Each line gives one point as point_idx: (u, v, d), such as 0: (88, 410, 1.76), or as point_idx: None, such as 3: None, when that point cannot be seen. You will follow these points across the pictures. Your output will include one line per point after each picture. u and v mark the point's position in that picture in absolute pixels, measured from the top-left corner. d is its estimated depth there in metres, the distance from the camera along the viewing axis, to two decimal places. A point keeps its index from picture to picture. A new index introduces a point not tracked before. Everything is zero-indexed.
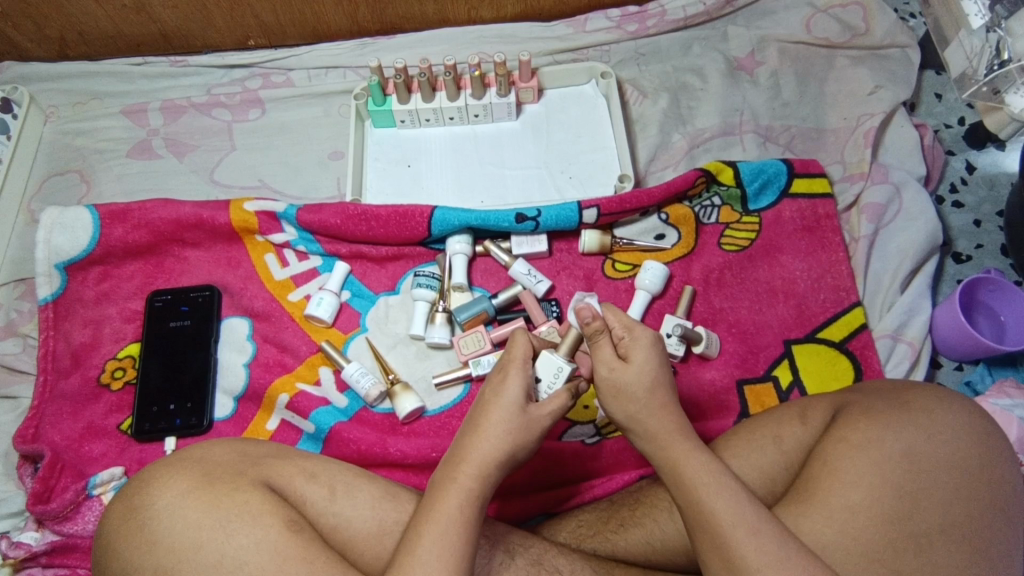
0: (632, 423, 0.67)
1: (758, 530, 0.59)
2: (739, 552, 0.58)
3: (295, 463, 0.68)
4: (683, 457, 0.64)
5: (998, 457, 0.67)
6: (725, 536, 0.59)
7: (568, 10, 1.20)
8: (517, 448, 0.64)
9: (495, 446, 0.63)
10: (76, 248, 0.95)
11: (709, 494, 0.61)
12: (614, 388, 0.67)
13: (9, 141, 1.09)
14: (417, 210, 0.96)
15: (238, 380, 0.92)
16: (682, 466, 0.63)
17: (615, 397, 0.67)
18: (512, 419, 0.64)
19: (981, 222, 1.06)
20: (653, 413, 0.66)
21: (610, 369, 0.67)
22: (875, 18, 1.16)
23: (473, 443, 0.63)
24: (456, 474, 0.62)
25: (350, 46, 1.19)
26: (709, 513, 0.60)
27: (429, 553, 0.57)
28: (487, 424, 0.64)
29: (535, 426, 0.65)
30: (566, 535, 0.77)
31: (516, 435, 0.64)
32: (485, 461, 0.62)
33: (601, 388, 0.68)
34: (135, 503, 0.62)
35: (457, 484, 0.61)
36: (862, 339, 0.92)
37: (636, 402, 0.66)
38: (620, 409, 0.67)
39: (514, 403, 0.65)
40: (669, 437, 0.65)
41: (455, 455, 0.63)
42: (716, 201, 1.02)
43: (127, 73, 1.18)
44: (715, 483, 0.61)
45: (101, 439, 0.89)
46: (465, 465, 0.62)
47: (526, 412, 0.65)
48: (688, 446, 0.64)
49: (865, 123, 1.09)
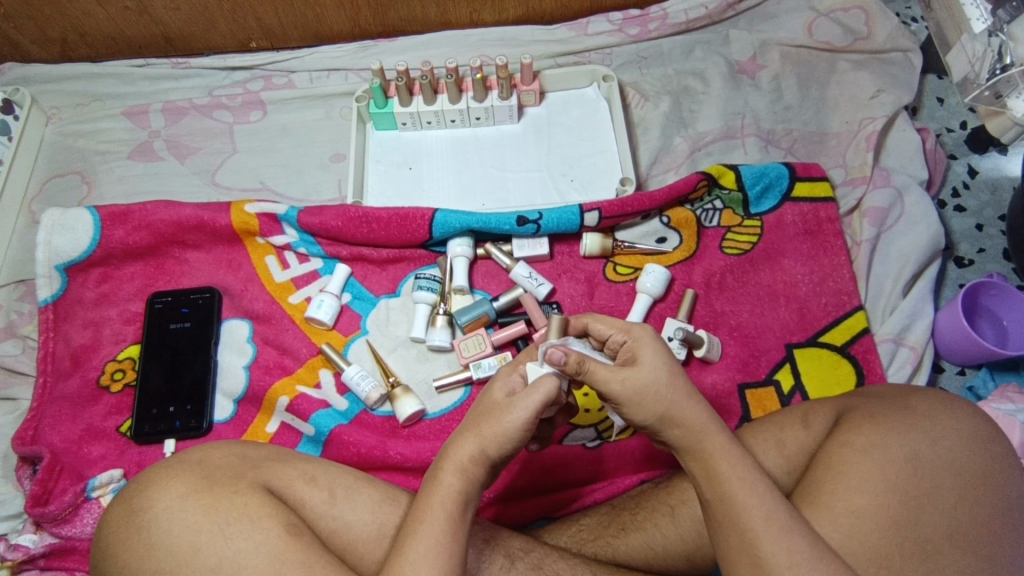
0: (664, 422, 0.63)
1: (789, 528, 0.59)
2: (768, 550, 0.58)
3: (295, 466, 0.68)
4: (720, 451, 0.62)
5: (1003, 463, 0.66)
6: (755, 533, 0.59)
7: (570, 13, 1.20)
8: (488, 443, 0.61)
9: (469, 440, 0.62)
10: (76, 250, 0.95)
11: (740, 489, 0.60)
12: (636, 392, 0.63)
13: (10, 142, 1.09)
14: (418, 213, 0.96)
15: (238, 382, 0.92)
16: (715, 460, 0.62)
17: (640, 402, 0.63)
18: (486, 409, 0.63)
19: (982, 227, 1.06)
20: (688, 405, 0.63)
21: (623, 379, 0.63)
22: (877, 22, 1.16)
23: (459, 440, 0.63)
24: (439, 474, 0.61)
25: (351, 48, 1.19)
26: (739, 509, 0.60)
27: (420, 553, 0.57)
28: (469, 420, 0.64)
29: (504, 415, 0.61)
30: (566, 539, 0.76)
31: (486, 427, 0.62)
32: (463, 457, 0.62)
33: (622, 400, 0.63)
34: (134, 506, 0.62)
35: (439, 482, 0.61)
36: (864, 343, 0.92)
37: (661, 400, 0.62)
38: (648, 414, 0.63)
39: (492, 395, 0.64)
40: (705, 431, 0.63)
41: (441, 454, 0.63)
42: (718, 204, 1.01)
43: (129, 74, 1.18)
44: (748, 478, 0.61)
45: (101, 441, 0.89)
46: (447, 463, 0.61)
47: (501, 401, 0.63)
48: (724, 442, 0.62)
49: (868, 127, 1.08)
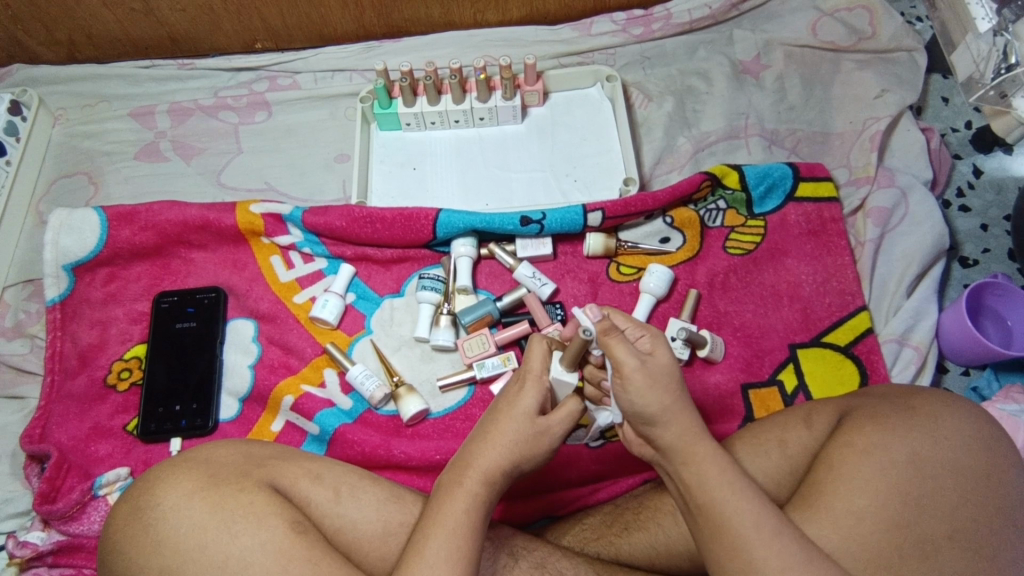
0: (667, 415, 0.63)
1: (779, 532, 0.59)
2: (759, 555, 0.58)
3: (300, 465, 0.68)
4: (707, 457, 0.63)
5: (1005, 463, 0.66)
6: (746, 537, 0.59)
7: (574, 14, 1.20)
8: (522, 460, 0.64)
9: (502, 454, 0.63)
10: (84, 250, 0.96)
11: (729, 495, 0.61)
12: (649, 376, 0.63)
13: (18, 143, 1.10)
14: (422, 213, 0.96)
15: (243, 381, 0.93)
16: (705, 466, 0.63)
17: (650, 385, 0.63)
18: (520, 430, 0.65)
19: (987, 227, 1.06)
20: (683, 405, 0.64)
21: (642, 360, 0.64)
22: (881, 22, 1.16)
23: (480, 449, 0.64)
24: (461, 478, 0.62)
25: (356, 49, 1.20)
26: (730, 514, 0.60)
27: (439, 557, 0.57)
28: (497, 432, 0.64)
29: (544, 438, 0.65)
30: (570, 538, 0.77)
31: (523, 447, 0.64)
32: (490, 468, 0.63)
33: (633, 378, 0.63)
34: (140, 503, 0.63)
35: (461, 487, 0.61)
36: (868, 343, 0.92)
37: (667, 390, 0.64)
38: (653, 401, 0.63)
39: (526, 411, 0.65)
40: (696, 437, 0.64)
41: (461, 460, 0.64)
42: (721, 204, 1.02)
43: (135, 75, 1.19)
44: (738, 484, 0.62)
45: (107, 440, 0.90)
46: (472, 470, 0.62)
47: (537, 422, 0.65)
48: (711, 448, 0.63)
49: (871, 127, 1.08)
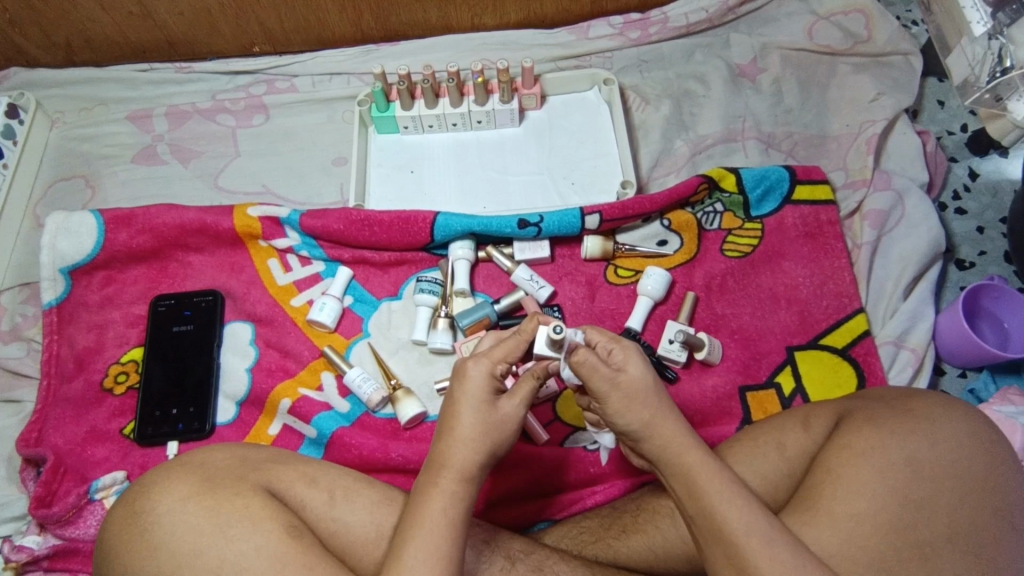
0: (648, 430, 0.65)
1: (773, 538, 0.59)
2: (753, 562, 0.58)
3: (296, 468, 0.68)
4: (698, 464, 0.63)
5: (1002, 466, 0.66)
6: (739, 544, 0.59)
7: (571, 17, 1.21)
8: (494, 450, 0.64)
9: (470, 449, 0.63)
10: (80, 254, 0.96)
11: (721, 502, 0.61)
12: (625, 395, 0.65)
13: (15, 147, 1.10)
14: (420, 216, 0.96)
15: (240, 385, 0.92)
16: (697, 475, 0.63)
17: (626, 404, 0.65)
18: (483, 419, 0.64)
19: (984, 229, 1.06)
20: (666, 417, 0.65)
21: (616, 383, 0.64)
22: (877, 25, 1.16)
23: (447, 446, 0.63)
24: (437, 479, 0.62)
25: (354, 52, 1.20)
26: (723, 523, 0.60)
27: (419, 558, 0.57)
28: (460, 425, 0.63)
29: (506, 423, 0.65)
30: (567, 541, 0.77)
31: (488, 437, 0.64)
32: (464, 466, 0.62)
33: (610, 402, 0.65)
34: (135, 508, 0.62)
35: (439, 488, 0.61)
36: (865, 345, 0.92)
37: (646, 405, 0.65)
38: (633, 419, 0.65)
39: (483, 399, 0.64)
40: (684, 446, 0.64)
41: (435, 462, 0.63)
42: (718, 207, 1.02)
43: (133, 79, 1.19)
44: (728, 491, 0.61)
45: (103, 444, 0.90)
46: (446, 470, 0.62)
47: (496, 408, 0.64)
48: (702, 454, 0.64)
49: (868, 130, 1.09)
